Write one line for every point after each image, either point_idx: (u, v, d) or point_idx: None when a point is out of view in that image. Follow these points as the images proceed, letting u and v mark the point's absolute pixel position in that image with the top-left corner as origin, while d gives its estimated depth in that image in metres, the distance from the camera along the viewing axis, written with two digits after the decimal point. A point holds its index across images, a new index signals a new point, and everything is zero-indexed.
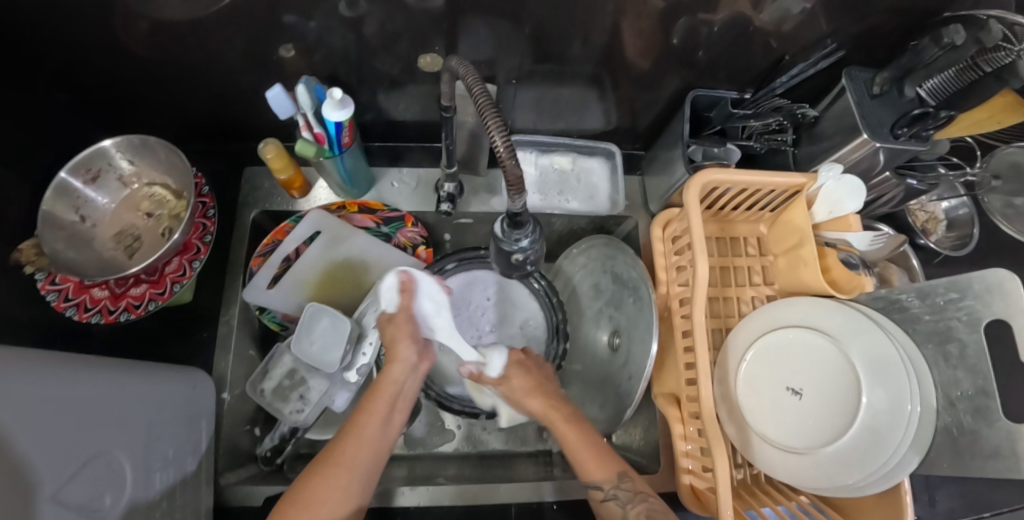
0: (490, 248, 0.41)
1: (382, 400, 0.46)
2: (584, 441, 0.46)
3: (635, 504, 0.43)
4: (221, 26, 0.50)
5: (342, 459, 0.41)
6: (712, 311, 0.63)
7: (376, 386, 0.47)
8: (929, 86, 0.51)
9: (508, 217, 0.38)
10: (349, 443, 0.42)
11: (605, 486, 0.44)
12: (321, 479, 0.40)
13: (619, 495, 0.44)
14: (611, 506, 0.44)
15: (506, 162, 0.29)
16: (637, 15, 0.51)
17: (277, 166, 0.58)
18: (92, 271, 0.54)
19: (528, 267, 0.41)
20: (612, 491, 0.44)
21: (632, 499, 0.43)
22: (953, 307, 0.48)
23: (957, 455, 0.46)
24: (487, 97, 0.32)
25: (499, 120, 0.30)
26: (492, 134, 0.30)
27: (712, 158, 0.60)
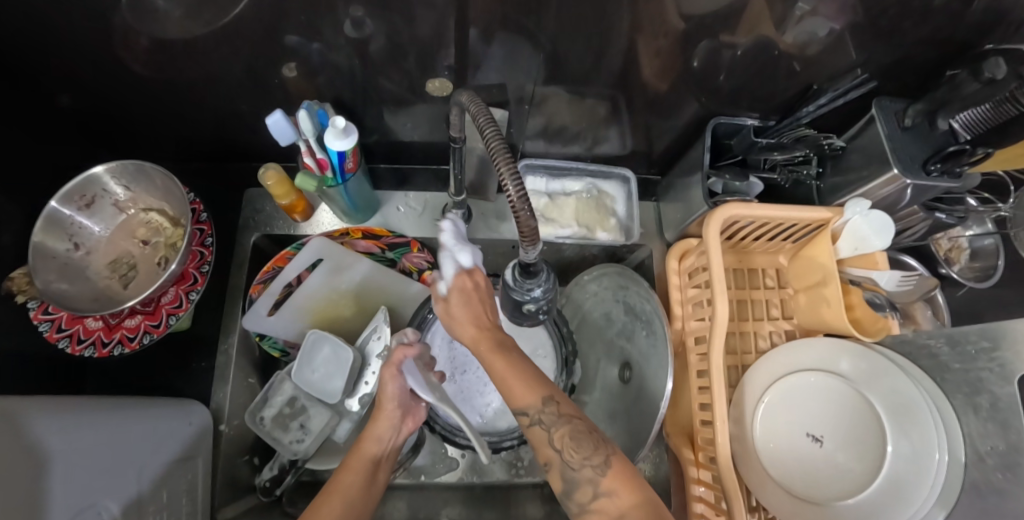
0: (499, 292, 0.39)
1: (363, 458, 0.46)
2: (514, 366, 0.38)
3: (559, 425, 0.37)
4: (220, 46, 0.47)
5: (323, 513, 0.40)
6: (729, 347, 0.59)
7: (360, 445, 0.47)
8: (963, 119, 0.48)
9: (519, 267, 0.36)
10: (331, 500, 0.41)
11: (530, 412, 0.37)
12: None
13: (544, 419, 0.37)
14: (536, 431, 0.38)
15: (519, 210, 0.28)
16: (658, 36, 0.49)
17: (278, 192, 0.56)
18: (86, 303, 0.51)
19: (541, 317, 0.39)
20: (537, 416, 0.37)
21: (556, 419, 0.37)
22: (984, 357, 0.46)
23: (987, 513, 0.44)
24: (499, 137, 0.30)
25: (511, 164, 0.29)
26: (504, 177, 0.28)
27: (733, 192, 0.58)
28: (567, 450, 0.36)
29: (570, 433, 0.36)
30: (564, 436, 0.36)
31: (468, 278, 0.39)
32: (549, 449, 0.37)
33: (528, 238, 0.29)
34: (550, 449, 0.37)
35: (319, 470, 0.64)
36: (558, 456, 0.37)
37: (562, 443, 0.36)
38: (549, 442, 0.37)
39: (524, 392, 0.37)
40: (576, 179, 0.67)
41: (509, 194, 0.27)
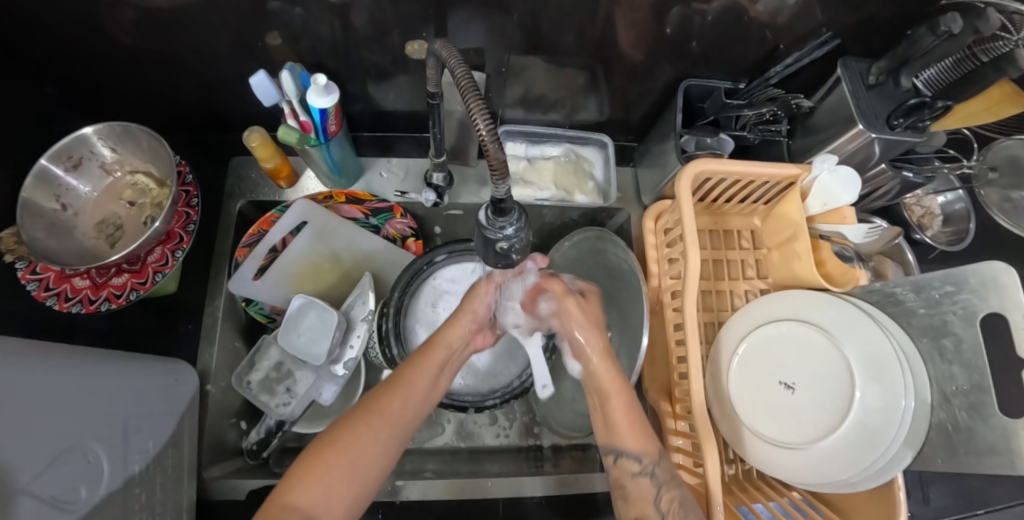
0: (475, 237, 0.39)
1: (433, 361, 0.48)
2: (633, 417, 0.46)
3: (669, 487, 0.43)
4: (205, 12, 0.49)
5: (388, 405, 0.43)
6: (705, 304, 0.62)
7: (431, 347, 0.49)
8: (926, 76, 0.50)
9: (491, 204, 0.35)
10: (397, 391, 0.44)
11: (644, 461, 0.44)
12: (362, 419, 0.41)
13: (656, 473, 0.44)
14: (642, 481, 0.44)
15: (489, 148, 0.26)
16: (630, 4, 0.51)
17: (263, 154, 0.57)
18: (72, 260, 0.53)
19: (514, 257, 0.39)
20: (650, 467, 0.44)
21: (667, 479, 0.44)
22: (947, 301, 0.47)
23: (951, 452, 0.45)
24: (471, 83, 0.28)
25: (483, 104, 0.26)
26: (477, 121, 0.26)
27: (704, 149, 0.60)
28: (675, 517, 0.41)
29: (656, 484, 0.43)
30: (673, 500, 0.42)
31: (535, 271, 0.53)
32: (650, 508, 0.43)
33: (499, 172, 0.28)
34: (652, 505, 0.43)
35: (307, 434, 0.65)
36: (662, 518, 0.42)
37: (669, 506, 0.42)
38: (654, 501, 0.43)
39: (636, 442, 0.45)
40: (555, 145, 0.69)
41: (480, 128, 0.26)
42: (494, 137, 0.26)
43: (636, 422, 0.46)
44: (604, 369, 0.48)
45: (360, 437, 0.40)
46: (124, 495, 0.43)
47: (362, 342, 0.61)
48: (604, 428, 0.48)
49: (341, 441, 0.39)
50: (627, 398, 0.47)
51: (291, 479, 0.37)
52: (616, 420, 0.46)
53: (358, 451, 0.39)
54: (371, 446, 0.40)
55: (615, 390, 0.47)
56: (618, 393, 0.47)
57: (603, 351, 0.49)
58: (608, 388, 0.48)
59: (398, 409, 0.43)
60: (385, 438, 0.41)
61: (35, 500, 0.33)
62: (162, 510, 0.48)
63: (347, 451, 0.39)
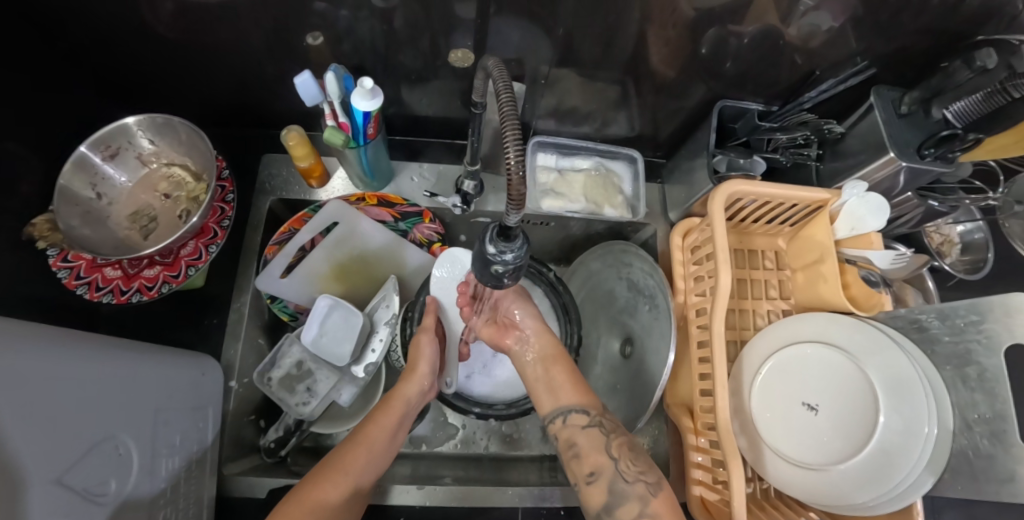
0: (473, 251, 0.39)
1: (394, 415, 0.51)
2: (572, 381, 0.51)
3: (616, 435, 0.47)
4: (252, 11, 0.49)
5: (350, 464, 0.45)
6: (729, 323, 0.62)
7: (391, 400, 0.52)
8: (956, 108, 0.51)
9: (499, 227, 0.36)
10: (356, 453, 0.47)
11: (591, 413, 0.48)
12: (324, 479, 0.43)
13: (602, 423, 0.47)
14: (592, 432, 0.47)
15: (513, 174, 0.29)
16: (668, 23, 0.52)
17: (299, 153, 0.57)
18: (107, 250, 0.53)
19: (505, 280, 0.39)
20: (597, 418, 0.48)
21: (613, 429, 0.47)
22: (972, 330, 0.47)
23: (970, 479, 0.45)
24: (514, 107, 0.32)
25: (516, 131, 0.31)
26: (507, 149, 0.30)
27: (736, 169, 0.61)
28: (624, 459, 0.44)
29: (605, 434, 0.47)
30: (623, 445, 0.46)
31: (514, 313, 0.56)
32: (604, 457, 0.45)
33: (515, 204, 0.31)
34: (605, 455, 0.45)
35: (324, 435, 0.66)
36: (613, 462, 0.44)
37: (619, 450, 0.45)
38: (606, 449, 0.45)
39: (577, 398, 0.49)
40: (585, 158, 0.70)
41: (510, 157, 0.30)
42: (518, 172, 0.29)
43: (573, 379, 0.51)
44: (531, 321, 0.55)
45: (350, 459, 0.46)
46: (149, 488, 0.43)
47: (384, 347, 0.62)
48: (546, 392, 0.51)
49: (342, 466, 0.45)
50: (568, 365, 0.52)
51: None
52: (556, 380, 0.51)
53: (355, 470, 0.45)
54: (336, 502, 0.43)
55: (556, 356, 0.53)
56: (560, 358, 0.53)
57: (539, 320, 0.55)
58: (546, 353, 0.53)
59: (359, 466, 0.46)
60: (347, 494, 0.44)
61: (65, 491, 0.33)
62: (185, 505, 0.48)
63: (344, 469, 0.45)
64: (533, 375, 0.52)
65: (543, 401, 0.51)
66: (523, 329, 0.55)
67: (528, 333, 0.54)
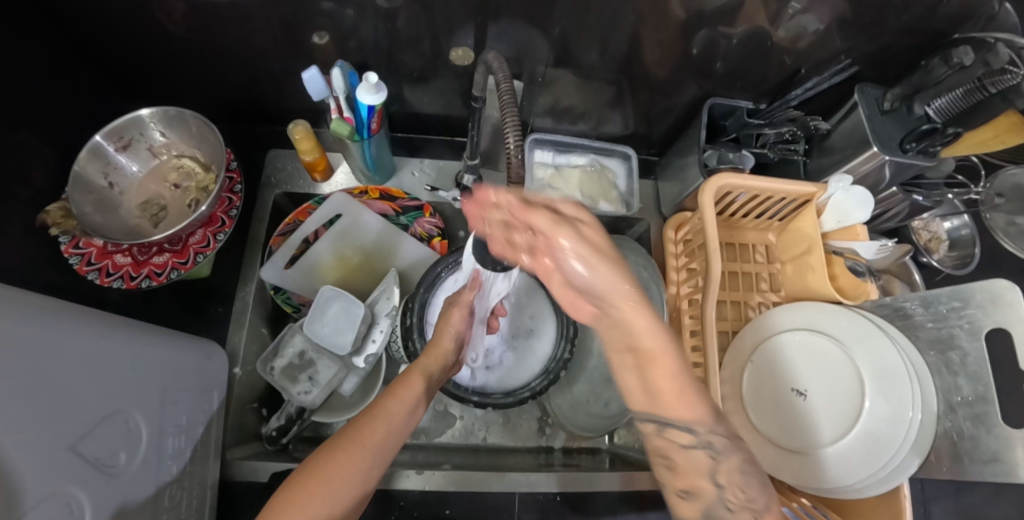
0: (474, 236, 0.42)
1: (413, 389, 0.49)
2: (669, 382, 0.34)
3: (729, 455, 0.33)
4: (262, 9, 0.52)
5: (368, 434, 0.43)
6: (720, 314, 0.64)
7: (410, 375, 0.50)
8: (937, 105, 0.53)
9: (500, 208, 0.38)
10: (375, 421, 0.44)
11: (698, 430, 0.33)
12: (342, 448, 0.41)
13: (713, 443, 0.33)
14: (698, 455, 0.33)
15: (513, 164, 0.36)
16: (661, 23, 0.54)
17: (305, 147, 0.60)
18: (118, 235, 0.56)
19: (505, 263, 0.42)
20: (706, 437, 0.33)
21: (727, 447, 0.33)
22: (954, 316, 0.49)
23: (955, 460, 0.47)
24: (514, 100, 0.37)
25: (515, 119, 0.37)
26: (509, 140, 0.37)
27: (726, 163, 0.63)
28: (732, 487, 0.32)
29: (713, 456, 0.33)
30: (736, 470, 0.33)
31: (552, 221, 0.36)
32: (703, 480, 0.33)
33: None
34: (708, 478, 0.33)
35: (323, 424, 0.67)
36: (718, 491, 0.33)
37: (729, 478, 0.33)
38: (710, 473, 0.33)
39: (686, 412, 0.33)
40: (581, 154, 0.72)
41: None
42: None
43: (684, 385, 0.34)
44: (599, 276, 0.35)
45: (368, 429, 0.43)
46: (155, 465, 0.44)
47: (384, 338, 0.64)
48: (637, 394, 0.36)
49: (361, 435, 0.42)
50: (670, 361, 0.35)
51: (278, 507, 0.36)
52: (654, 388, 0.35)
53: (375, 439, 0.43)
54: (351, 473, 0.40)
55: (656, 355, 0.35)
56: (665, 354, 0.35)
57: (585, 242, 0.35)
58: (647, 348, 0.35)
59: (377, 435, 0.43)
60: (364, 464, 0.41)
61: (77, 459, 0.35)
62: (189, 485, 0.49)
63: (361, 439, 0.42)
64: (615, 337, 0.37)
65: (629, 396, 0.36)
66: (573, 266, 0.36)
67: (608, 311, 0.36)
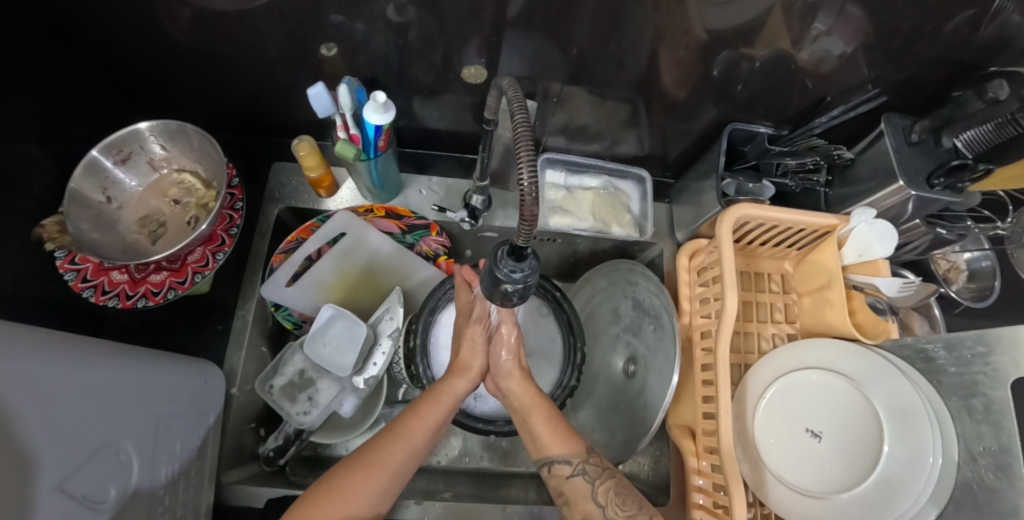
0: (482, 267, 0.39)
1: (436, 409, 0.48)
2: (552, 424, 0.48)
3: (602, 479, 0.45)
4: (268, 21, 0.50)
5: (387, 459, 0.44)
6: (733, 346, 0.62)
7: (437, 395, 0.49)
8: (966, 137, 0.51)
9: (511, 245, 0.36)
10: (394, 444, 0.45)
11: (573, 461, 0.46)
12: (362, 467, 0.43)
13: (587, 470, 0.45)
14: (577, 481, 0.45)
15: (527, 194, 0.30)
16: (678, 44, 0.52)
17: (309, 163, 0.58)
18: (115, 254, 0.54)
19: (515, 299, 0.39)
20: (580, 466, 0.46)
21: (599, 474, 0.45)
22: (978, 362, 0.47)
23: (976, 513, 0.45)
24: (527, 124, 0.33)
25: (530, 150, 0.31)
26: (521, 164, 0.31)
27: (745, 194, 0.62)
28: (612, 506, 0.43)
29: (591, 481, 0.45)
30: (610, 490, 0.44)
31: (524, 237, 0.34)
32: (592, 504, 0.44)
33: (527, 223, 0.32)
34: (592, 501, 0.44)
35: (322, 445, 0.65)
36: (601, 510, 0.43)
37: (607, 497, 0.44)
38: (592, 496, 0.44)
39: (563, 446, 0.47)
40: (594, 176, 0.70)
41: (524, 176, 0.30)
42: (532, 191, 0.30)
43: (559, 426, 0.48)
44: (521, 390, 0.51)
45: (389, 449, 0.45)
46: (147, 496, 0.42)
47: (386, 360, 0.62)
48: (532, 442, 0.49)
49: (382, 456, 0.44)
50: (548, 410, 0.49)
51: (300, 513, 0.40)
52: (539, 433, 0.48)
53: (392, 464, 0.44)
54: (368, 495, 0.42)
55: (535, 405, 0.49)
56: (537, 407, 0.49)
57: (520, 373, 0.52)
58: (526, 406, 0.50)
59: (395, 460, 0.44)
60: (381, 482, 0.43)
61: (64, 498, 0.33)
62: (182, 512, 0.48)
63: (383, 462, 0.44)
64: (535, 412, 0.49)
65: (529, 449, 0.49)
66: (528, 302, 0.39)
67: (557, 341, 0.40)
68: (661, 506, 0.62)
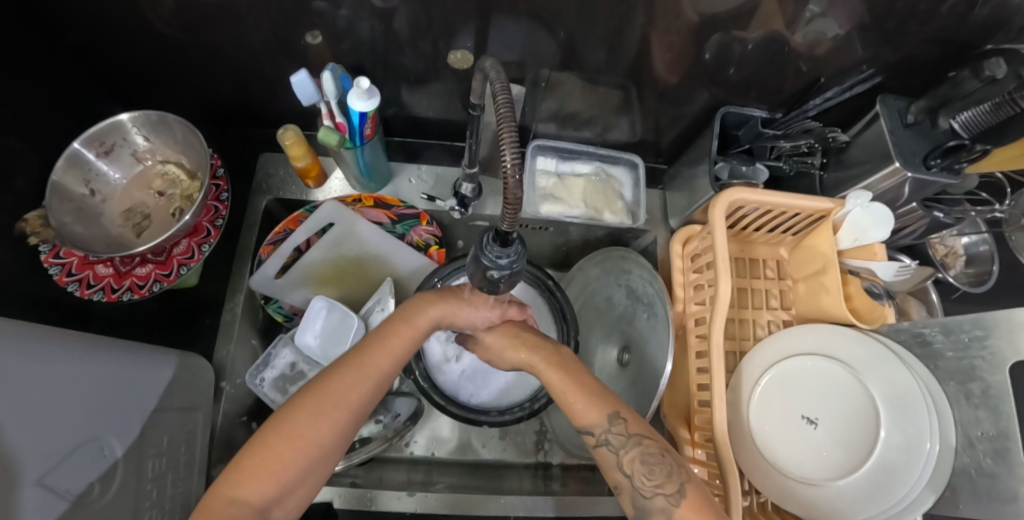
0: (469, 255, 0.38)
1: (399, 337, 0.43)
2: (575, 381, 0.44)
3: (628, 449, 0.39)
4: (249, 8, 0.48)
5: (337, 390, 0.38)
6: (728, 333, 0.61)
7: (399, 323, 0.43)
8: (963, 119, 0.50)
9: (496, 231, 0.35)
10: (348, 372, 0.39)
11: (596, 431, 0.41)
12: (311, 400, 0.37)
13: (611, 440, 0.40)
14: (603, 452, 0.40)
15: (510, 177, 0.29)
16: (670, 27, 0.51)
17: (296, 153, 0.57)
18: (99, 247, 0.53)
19: (502, 286, 0.38)
20: (603, 436, 0.40)
21: (625, 443, 0.40)
22: (976, 345, 0.46)
23: (973, 498, 0.44)
24: (509, 107, 0.31)
25: (512, 132, 0.30)
26: (504, 147, 0.29)
27: (738, 177, 0.61)
28: (638, 476, 0.39)
29: (616, 451, 0.40)
30: (635, 459, 0.39)
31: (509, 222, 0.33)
32: (619, 475, 0.40)
33: (511, 207, 0.31)
34: (620, 472, 0.40)
35: None
36: (629, 481, 0.39)
37: (632, 468, 0.39)
38: (618, 467, 0.40)
39: (586, 411, 0.42)
40: (586, 162, 0.69)
41: (506, 160, 0.29)
42: (516, 174, 0.29)
43: (579, 385, 0.43)
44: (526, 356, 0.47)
45: (341, 382, 0.38)
46: (134, 490, 0.42)
47: None
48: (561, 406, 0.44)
49: (331, 389, 0.38)
50: (564, 369, 0.45)
51: (239, 471, 0.34)
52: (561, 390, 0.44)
53: (341, 395, 0.38)
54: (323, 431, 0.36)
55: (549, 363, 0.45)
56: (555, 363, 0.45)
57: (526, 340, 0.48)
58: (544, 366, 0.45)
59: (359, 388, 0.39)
60: (340, 424, 0.37)
61: (46, 493, 0.32)
62: (171, 507, 0.47)
63: (329, 395, 0.37)
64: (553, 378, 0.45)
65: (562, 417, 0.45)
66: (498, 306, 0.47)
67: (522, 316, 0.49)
68: None
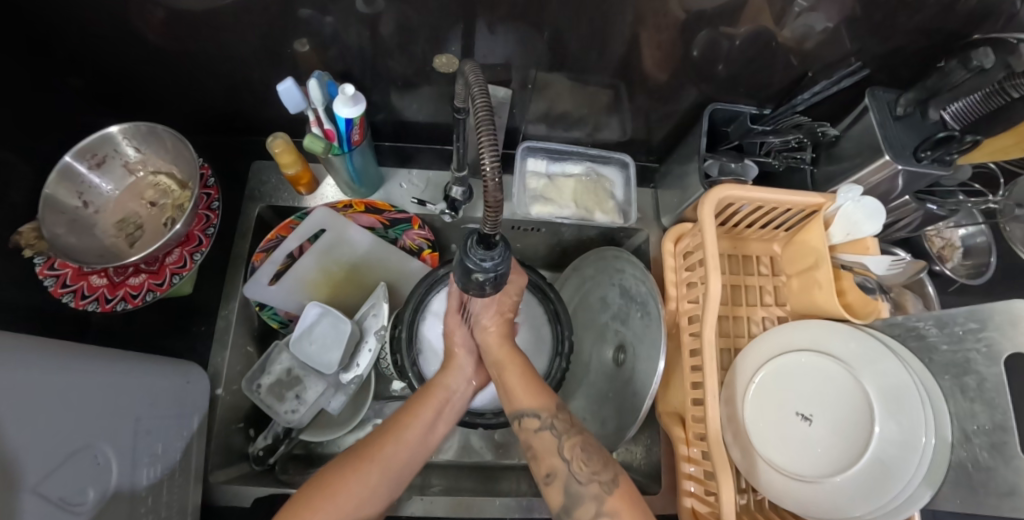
0: (454, 259, 0.38)
1: (431, 406, 0.48)
2: (524, 377, 0.48)
3: (570, 435, 0.45)
4: (237, 18, 0.49)
5: (380, 451, 0.44)
6: (722, 330, 0.61)
7: (431, 388, 0.49)
8: (953, 110, 0.50)
9: (480, 234, 0.35)
10: (390, 439, 0.45)
11: (543, 415, 0.45)
12: (355, 462, 0.43)
13: (556, 425, 0.45)
14: (545, 435, 0.44)
15: (490, 183, 0.29)
16: (657, 25, 0.51)
17: (285, 160, 0.58)
18: (92, 258, 0.54)
19: (488, 288, 0.39)
20: (549, 420, 0.45)
21: (567, 429, 0.45)
22: (971, 338, 0.46)
23: (971, 492, 0.44)
24: (489, 112, 0.31)
25: (492, 138, 0.30)
26: (483, 152, 0.29)
27: (728, 174, 0.62)
28: (575, 460, 0.43)
29: (557, 436, 0.44)
30: (576, 445, 0.44)
31: (490, 225, 0.33)
32: (557, 458, 0.44)
33: (493, 210, 0.31)
34: (558, 456, 0.43)
35: (313, 443, 0.65)
36: (566, 464, 0.43)
37: (574, 453, 0.43)
38: (558, 450, 0.44)
39: (533, 402, 0.46)
40: (576, 163, 0.70)
41: (486, 165, 0.28)
42: (495, 179, 0.29)
43: (529, 378, 0.48)
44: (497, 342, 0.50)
45: (381, 448, 0.44)
46: (129, 498, 0.42)
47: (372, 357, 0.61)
48: (504, 398, 0.48)
49: (375, 452, 0.44)
50: (521, 363, 0.49)
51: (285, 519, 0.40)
52: (511, 381, 0.48)
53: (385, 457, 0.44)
54: (361, 490, 0.42)
55: (506, 359, 0.50)
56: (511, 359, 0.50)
57: (498, 326, 0.51)
58: (502, 360, 0.50)
59: (389, 456, 0.44)
60: (375, 485, 0.42)
61: (43, 501, 0.33)
62: (167, 514, 0.48)
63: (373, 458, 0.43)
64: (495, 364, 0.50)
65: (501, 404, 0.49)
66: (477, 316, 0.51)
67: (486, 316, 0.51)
68: (652, 495, 0.62)
